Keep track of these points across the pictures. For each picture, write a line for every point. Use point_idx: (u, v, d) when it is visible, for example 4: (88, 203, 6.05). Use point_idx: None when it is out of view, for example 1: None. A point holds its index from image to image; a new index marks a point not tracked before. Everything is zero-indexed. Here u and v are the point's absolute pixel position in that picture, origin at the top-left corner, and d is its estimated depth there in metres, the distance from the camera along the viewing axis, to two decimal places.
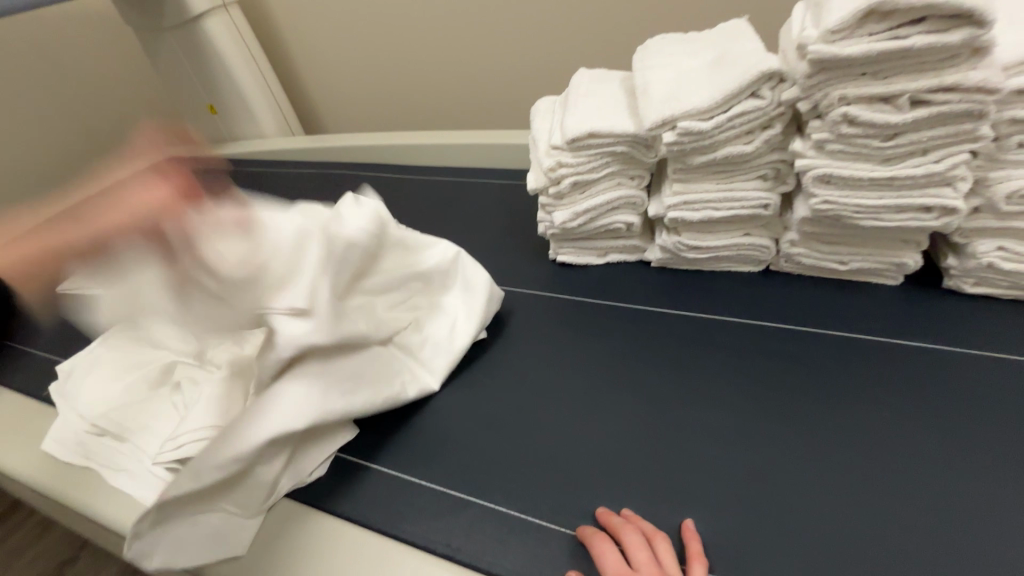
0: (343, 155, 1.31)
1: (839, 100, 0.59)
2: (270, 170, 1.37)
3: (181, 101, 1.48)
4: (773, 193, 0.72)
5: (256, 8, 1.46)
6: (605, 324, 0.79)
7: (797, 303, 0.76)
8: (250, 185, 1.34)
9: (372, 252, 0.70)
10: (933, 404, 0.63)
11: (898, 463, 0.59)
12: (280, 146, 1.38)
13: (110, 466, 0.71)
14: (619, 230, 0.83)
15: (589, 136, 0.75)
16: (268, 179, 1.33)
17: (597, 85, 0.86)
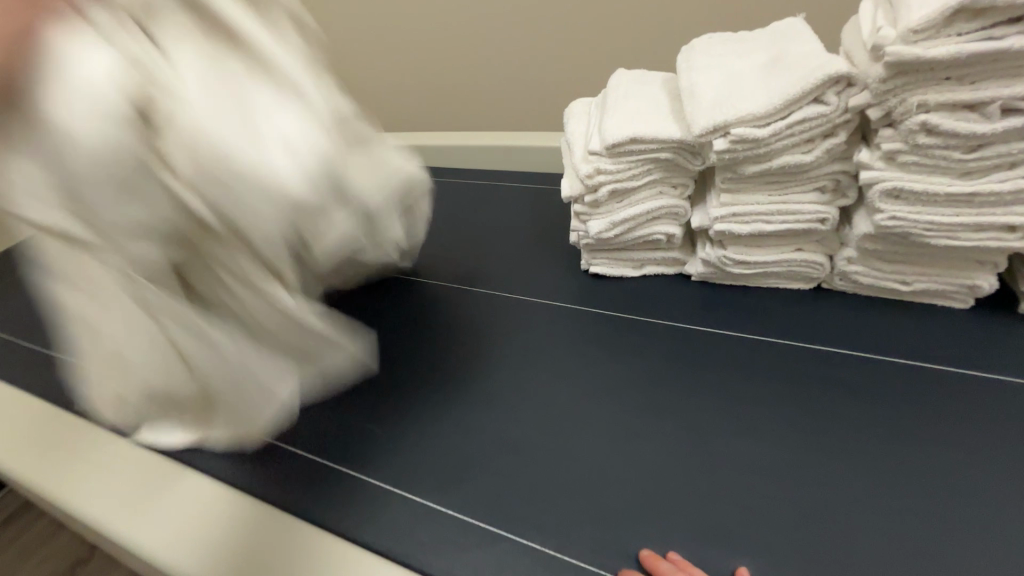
0: None
1: (917, 107, 0.54)
2: None
3: None
4: (831, 206, 0.66)
5: None
6: (638, 342, 0.75)
7: (850, 324, 0.71)
8: None
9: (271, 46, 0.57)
10: (1010, 444, 0.58)
11: (973, 510, 0.54)
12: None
13: (137, 478, 0.70)
14: (659, 241, 0.78)
15: (632, 141, 0.70)
16: None
17: (636, 87, 0.81)
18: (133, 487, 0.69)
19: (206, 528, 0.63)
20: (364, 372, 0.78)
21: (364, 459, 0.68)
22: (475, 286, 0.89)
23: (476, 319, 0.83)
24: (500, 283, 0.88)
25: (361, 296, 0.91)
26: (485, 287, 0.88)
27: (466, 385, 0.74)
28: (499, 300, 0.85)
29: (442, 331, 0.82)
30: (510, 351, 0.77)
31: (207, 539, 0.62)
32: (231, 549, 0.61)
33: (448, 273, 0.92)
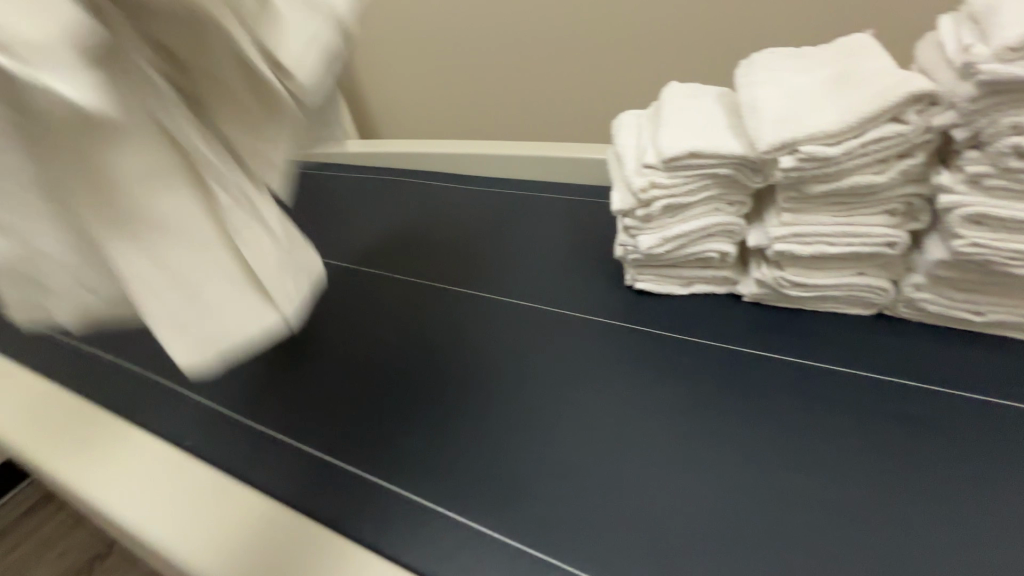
0: (399, 161, 1.27)
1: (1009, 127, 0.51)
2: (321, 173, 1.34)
3: None
4: (901, 230, 0.63)
5: None
6: (689, 364, 0.72)
7: (916, 353, 0.67)
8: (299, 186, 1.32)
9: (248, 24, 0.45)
10: None
11: None
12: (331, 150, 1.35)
13: (177, 478, 0.69)
14: (710, 258, 0.76)
15: (689, 156, 0.68)
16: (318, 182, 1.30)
17: (691, 101, 0.79)
18: (171, 487, 0.68)
19: (218, 516, 0.63)
20: (401, 383, 0.77)
21: (402, 471, 0.66)
22: (514, 299, 0.87)
23: (517, 332, 0.81)
24: (539, 296, 0.86)
25: (394, 305, 0.90)
26: (526, 299, 0.86)
27: (508, 400, 0.72)
28: (541, 313, 0.83)
29: (482, 343, 0.80)
30: (552, 367, 0.75)
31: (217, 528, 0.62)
32: (244, 541, 0.61)
33: (488, 284, 0.90)
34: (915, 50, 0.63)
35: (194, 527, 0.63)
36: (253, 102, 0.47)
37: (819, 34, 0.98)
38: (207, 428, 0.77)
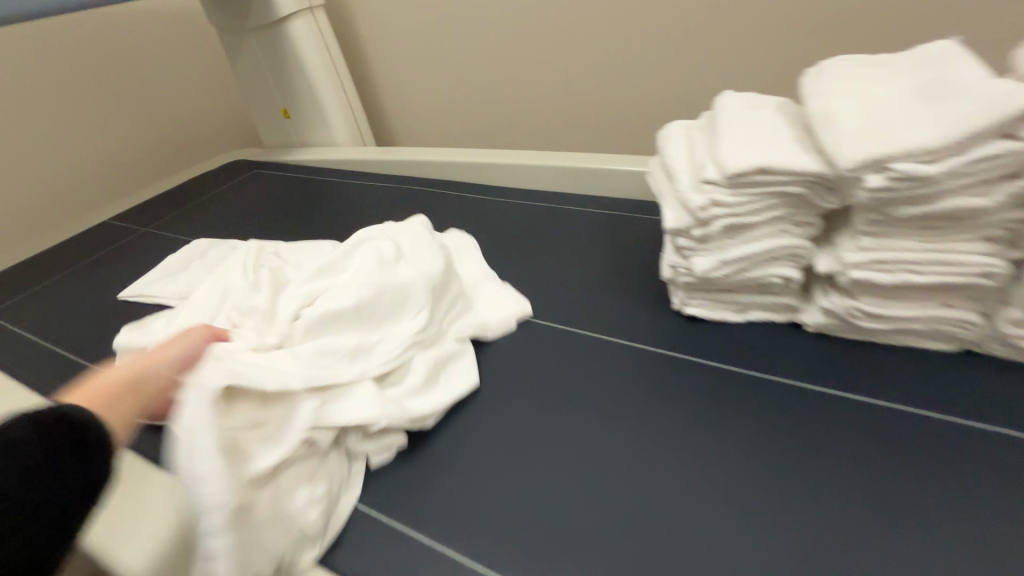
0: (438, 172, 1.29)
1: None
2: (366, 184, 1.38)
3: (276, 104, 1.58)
4: (1001, 259, 0.56)
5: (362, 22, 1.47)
6: (758, 403, 0.64)
7: (1015, 397, 0.60)
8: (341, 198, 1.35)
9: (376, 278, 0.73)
10: None
11: None
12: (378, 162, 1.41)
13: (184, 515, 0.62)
14: (771, 284, 0.69)
15: (757, 172, 0.62)
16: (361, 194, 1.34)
17: (748, 112, 0.72)
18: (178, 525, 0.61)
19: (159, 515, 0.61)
20: None
21: (436, 517, 0.59)
22: (551, 322, 0.81)
23: (556, 359, 0.75)
24: (580, 321, 0.80)
25: None
26: (565, 322, 0.80)
27: (549, 438, 0.65)
28: (582, 338, 0.77)
29: (519, 371, 0.74)
30: (601, 403, 0.68)
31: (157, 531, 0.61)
32: None
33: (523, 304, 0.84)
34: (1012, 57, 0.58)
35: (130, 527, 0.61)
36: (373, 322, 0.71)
37: (876, 37, 0.94)
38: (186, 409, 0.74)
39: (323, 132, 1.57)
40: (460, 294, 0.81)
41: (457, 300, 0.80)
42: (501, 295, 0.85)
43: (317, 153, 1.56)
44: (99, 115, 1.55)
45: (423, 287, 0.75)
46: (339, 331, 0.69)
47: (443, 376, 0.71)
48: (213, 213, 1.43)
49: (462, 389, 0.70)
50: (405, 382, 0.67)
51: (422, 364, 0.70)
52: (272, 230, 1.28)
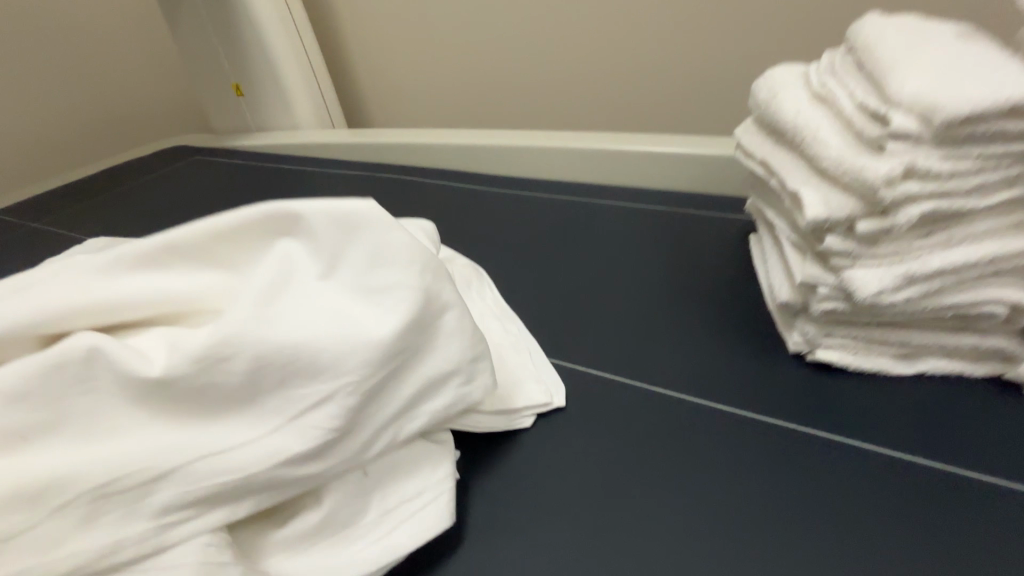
0: (425, 157, 1.02)
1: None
2: (333, 172, 1.10)
3: (227, 75, 1.29)
4: None
5: None
6: (981, 539, 0.36)
7: None
8: (301, 187, 1.07)
9: (267, 269, 0.33)
10: None
11: None
12: (348, 146, 1.12)
13: None
14: (981, 317, 0.41)
15: (999, 115, 0.35)
16: (326, 184, 1.06)
17: (919, 40, 0.46)
18: None
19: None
20: None
21: None
22: (599, 368, 0.52)
23: (612, 435, 0.46)
24: (645, 367, 0.52)
25: None
26: (616, 367, 0.52)
27: None
28: (647, 396, 0.49)
29: (550, 449, 0.45)
30: (704, 527, 0.39)
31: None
32: None
33: (549, 337, 0.57)
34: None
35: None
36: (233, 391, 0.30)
37: None
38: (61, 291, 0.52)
39: (284, 113, 1.28)
40: (453, 370, 0.36)
41: (438, 387, 0.36)
42: (530, 361, 0.50)
43: (274, 137, 1.26)
44: (5, 81, 1.26)
45: (348, 361, 0.32)
46: (120, 453, 0.28)
47: (386, 512, 0.35)
48: (137, 206, 1.13)
49: (403, 551, 0.34)
50: (307, 527, 0.33)
51: (344, 491, 0.34)
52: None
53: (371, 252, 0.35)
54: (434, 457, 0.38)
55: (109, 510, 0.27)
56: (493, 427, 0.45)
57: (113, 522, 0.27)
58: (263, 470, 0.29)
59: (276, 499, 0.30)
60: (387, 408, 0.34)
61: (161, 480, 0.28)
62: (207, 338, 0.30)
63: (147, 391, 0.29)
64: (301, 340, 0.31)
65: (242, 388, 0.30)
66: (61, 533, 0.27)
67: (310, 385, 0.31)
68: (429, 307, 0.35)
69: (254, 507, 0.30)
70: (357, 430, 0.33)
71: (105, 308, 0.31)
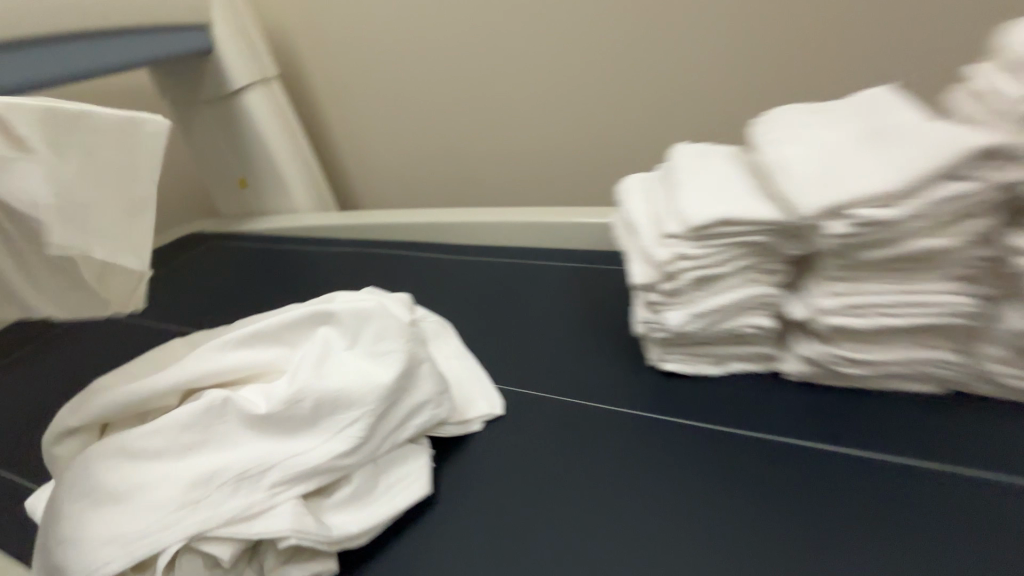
0: (398, 233, 1.26)
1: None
2: (325, 250, 1.34)
3: (228, 172, 1.54)
4: (969, 299, 0.55)
5: (310, 88, 1.45)
6: (761, 465, 0.60)
7: (1013, 444, 0.57)
8: (298, 264, 1.31)
9: (317, 344, 0.59)
10: None
11: None
12: (337, 226, 1.37)
13: None
14: (748, 334, 0.66)
15: (723, 223, 0.60)
16: (320, 260, 1.30)
17: (705, 161, 0.73)
18: None
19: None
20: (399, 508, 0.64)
21: None
22: (526, 389, 0.76)
23: (534, 429, 0.70)
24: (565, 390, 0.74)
25: None
26: (538, 386, 0.76)
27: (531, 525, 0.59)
28: (557, 403, 0.72)
29: (493, 444, 0.69)
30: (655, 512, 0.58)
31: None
32: None
33: (493, 370, 0.80)
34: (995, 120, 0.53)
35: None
36: (304, 416, 0.55)
37: (825, 78, 0.94)
38: (132, 179, 0.55)
39: (283, 200, 1.51)
40: (428, 400, 0.62)
41: (420, 410, 0.62)
42: (480, 387, 0.74)
43: (277, 222, 1.50)
44: None
45: (367, 397, 0.57)
46: (248, 451, 0.53)
47: (390, 485, 0.59)
48: (163, 288, 1.34)
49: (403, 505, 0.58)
50: (345, 495, 0.56)
51: (363, 474, 0.58)
52: (227, 305, 1.21)
53: (377, 331, 0.61)
54: (416, 452, 0.62)
55: (246, 480, 0.51)
56: (453, 434, 0.69)
57: (245, 489, 0.51)
58: (324, 460, 0.54)
59: (331, 475, 0.54)
60: (394, 424, 0.60)
61: (273, 462, 0.53)
62: (289, 388, 0.55)
63: (258, 417, 0.54)
64: (342, 384, 0.56)
65: (311, 412, 0.55)
66: (220, 495, 0.50)
67: (349, 410, 0.56)
68: (412, 363, 0.61)
69: (318, 481, 0.54)
70: (375, 435, 0.58)
71: (227, 372, 0.56)
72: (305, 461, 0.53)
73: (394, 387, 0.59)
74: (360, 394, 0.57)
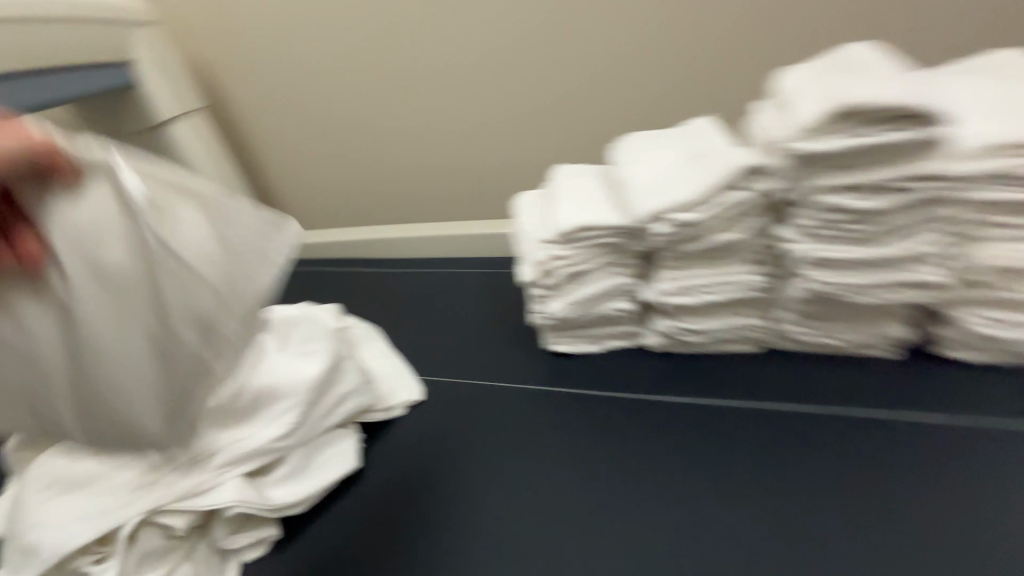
0: (326, 249, 1.34)
1: (872, 186, 0.61)
2: None
3: None
4: (762, 276, 0.73)
5: (232, 117, 1.50)
6: (625, 417, 0.75)
7: (805, 381, 0.74)
8: None
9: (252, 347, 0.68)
10: (972, 474, 0.61)
11: (941, 539, 0.56)
12: None
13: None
14: (615, 316, 0.83)
15: (582, 229, 0.76)
16: None
17: (577, 178, 0.89)
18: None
19: (93, 286, 0.52)
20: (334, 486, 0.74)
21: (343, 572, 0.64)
22: (443, 380, 0.88)
23: (450, 409, 0.83)
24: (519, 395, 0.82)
25: None
26: (453, 374, 0.89)
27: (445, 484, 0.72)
28: (468, 388, 0.86)
29: (414, 426, 0.81)
30: (592, 484, 0.69)
31: (56, 367, 0.53)
32: None
33: (413, 365, 0.92)
34: (767, 147, 0.67)
35: (105, 250, 0.52)
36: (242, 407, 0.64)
37: None
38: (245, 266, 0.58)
39: None
40: (353, 390, 0.74)
41: (347, 399, 0.73)
42: (402, 379, 0.86)
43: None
44: None
45: (297, 389, 0.68)
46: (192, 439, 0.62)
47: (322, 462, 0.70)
48: None
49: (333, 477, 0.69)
50: (283, 472, 0.66)
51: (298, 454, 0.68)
52: None
53: (305, 335, 0.73)
54: (344, 434, 0.74)
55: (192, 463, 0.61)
56: (379, 418, 0.81)
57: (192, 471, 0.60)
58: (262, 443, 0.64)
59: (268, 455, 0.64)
60: (325, 411, 0.70)
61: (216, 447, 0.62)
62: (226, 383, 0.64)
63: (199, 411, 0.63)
64: (274, 380, 0.67)
65: (248, 404, 0.65)
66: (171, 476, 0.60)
67: (282, 400, 0.66)
68: (337, 360, 0.73)
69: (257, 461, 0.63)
70: (307, 421, 0.68)
71: None
72: (245, 445, 0.63)
73: (321, 380, 0.69)
74: (291, 387, 0.67)
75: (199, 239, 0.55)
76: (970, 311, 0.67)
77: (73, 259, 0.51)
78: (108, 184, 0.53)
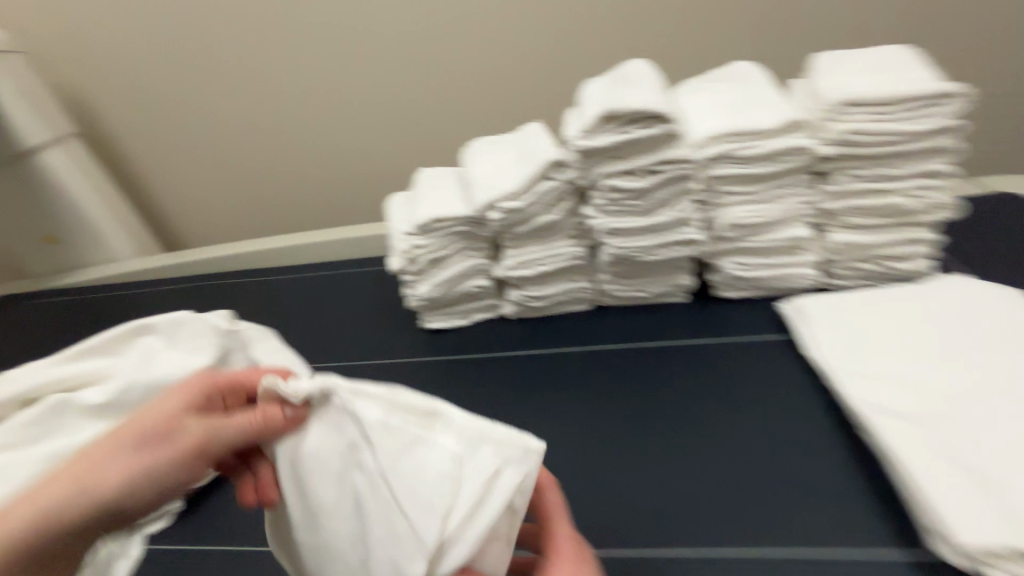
0: (218, 264, 1.38)
1: (641, 170, 0.81)
2: (144, 289, 1.40)
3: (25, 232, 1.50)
4: (580, 247, 0.92)
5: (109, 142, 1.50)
6: (485, 372, 0.91)
7: (624, 325, 0.93)
8: (117, 305, 1.36)
9: None
10: (731, 374, 0.81)
11: (704, 420, 0.75)
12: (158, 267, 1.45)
13: None
14: (475, 292, 0.98)
15: (436, 221, 0.91)
16: (141, 298, 1.36)
17: (436, 180, 1.04)
18: None
19: (300, 503, 0.49)
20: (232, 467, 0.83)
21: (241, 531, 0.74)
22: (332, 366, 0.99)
23: None
24: (619, 382, 0.83)
25: None
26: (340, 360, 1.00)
27: None
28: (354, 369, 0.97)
29: None
30: None
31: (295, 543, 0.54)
32: None
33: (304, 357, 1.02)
34: (566, 143, 0.85)
35: (319, 492, 0.48)
36: None
37: None
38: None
39: (95, 252, 1.49)
40: None
41: None
42: None
43: (88, 274, 1.47)
44: None
45: None
46: None
47: None
48: None
49: None
50: None
51: None
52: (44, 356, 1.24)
53: None
54: None
55: None
56: None
57: None
58: None
59: None
60: None
61: None
62: None
63: None
64: None
65: None
66: None
67: None
68: None
69: None
70: None
71: None
72: None
73: None
74: None
75: (418, 478, 0.47)
76: (727, 259, 0.90)
77: (294, 496, 0.49)
78: (330, 436, 0.49)
